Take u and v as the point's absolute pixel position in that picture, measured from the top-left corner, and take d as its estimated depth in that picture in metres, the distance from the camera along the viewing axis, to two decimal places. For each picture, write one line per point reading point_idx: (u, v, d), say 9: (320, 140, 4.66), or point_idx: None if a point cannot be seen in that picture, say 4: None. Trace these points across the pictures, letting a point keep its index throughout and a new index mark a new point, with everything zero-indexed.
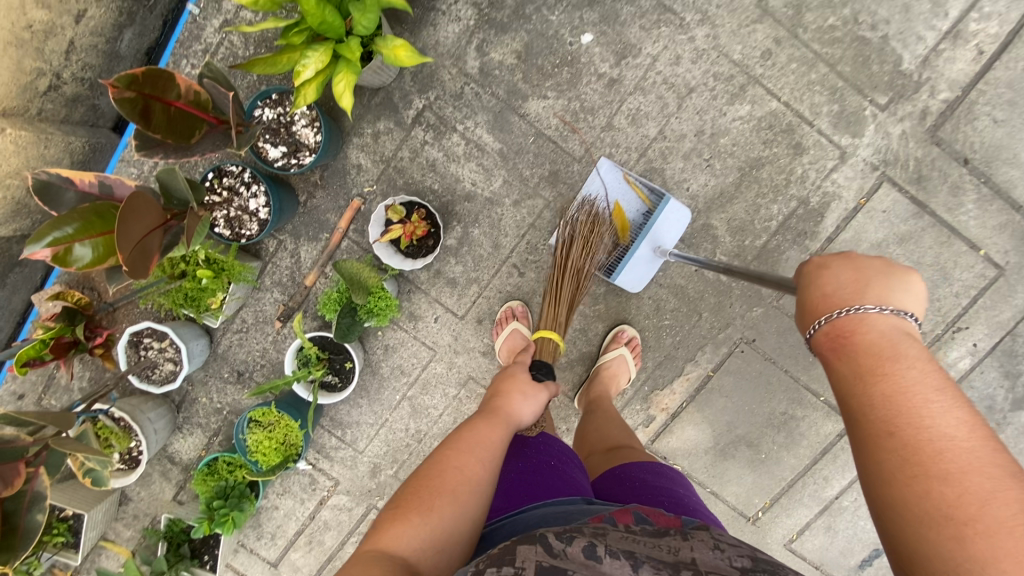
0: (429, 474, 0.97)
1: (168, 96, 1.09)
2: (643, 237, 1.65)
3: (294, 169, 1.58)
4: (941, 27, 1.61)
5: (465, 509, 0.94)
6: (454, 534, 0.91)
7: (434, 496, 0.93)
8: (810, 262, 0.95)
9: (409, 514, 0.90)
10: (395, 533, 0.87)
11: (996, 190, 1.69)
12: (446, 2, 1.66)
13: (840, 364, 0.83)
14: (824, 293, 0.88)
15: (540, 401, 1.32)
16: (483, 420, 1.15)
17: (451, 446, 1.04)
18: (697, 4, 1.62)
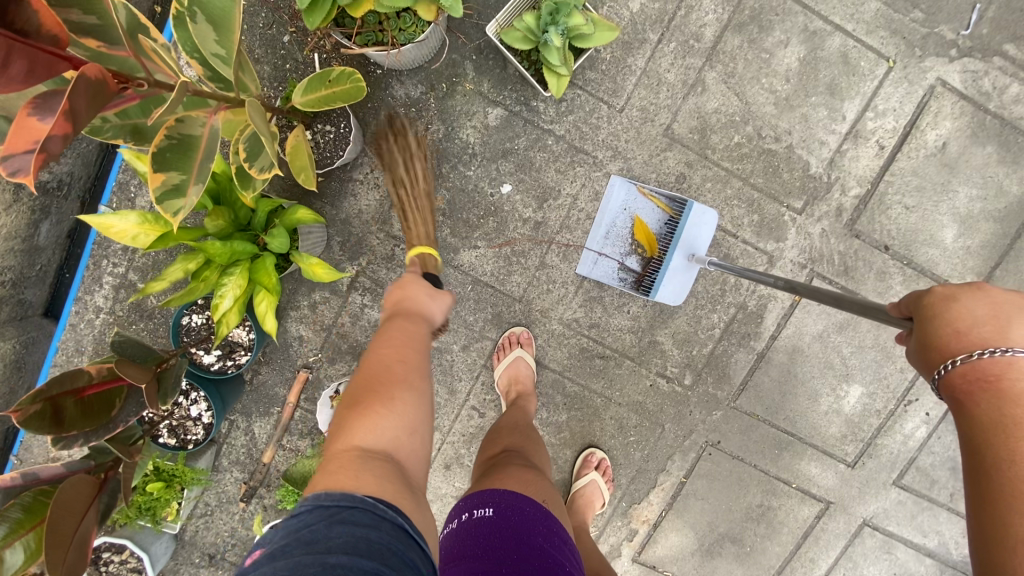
0: (374, 369, 0.98)
1: (80, 384, 1.06)
2: (677, 247, 1.63)
3: (231, 370, 1.55)
4: (840, 129, 1.66)
5: (421, 404, 0.97)
6: (417, 423, 0.96)
7: (390, 387, 0.96)
8: (932, 288, 0.82)
9: (372, 404, 0.93)
10: (364, 426, 0.91)
11: (920, 269, 1.74)
12: (362, 172, 1.66)
13: (978, 409, 0.73)
14: (957, 328, 0.76)
15: (444, 306, 1.18)
16: (397, 321, 1.08)
17: (386, 340, 1.03)
18: (607, 141, 1.66)
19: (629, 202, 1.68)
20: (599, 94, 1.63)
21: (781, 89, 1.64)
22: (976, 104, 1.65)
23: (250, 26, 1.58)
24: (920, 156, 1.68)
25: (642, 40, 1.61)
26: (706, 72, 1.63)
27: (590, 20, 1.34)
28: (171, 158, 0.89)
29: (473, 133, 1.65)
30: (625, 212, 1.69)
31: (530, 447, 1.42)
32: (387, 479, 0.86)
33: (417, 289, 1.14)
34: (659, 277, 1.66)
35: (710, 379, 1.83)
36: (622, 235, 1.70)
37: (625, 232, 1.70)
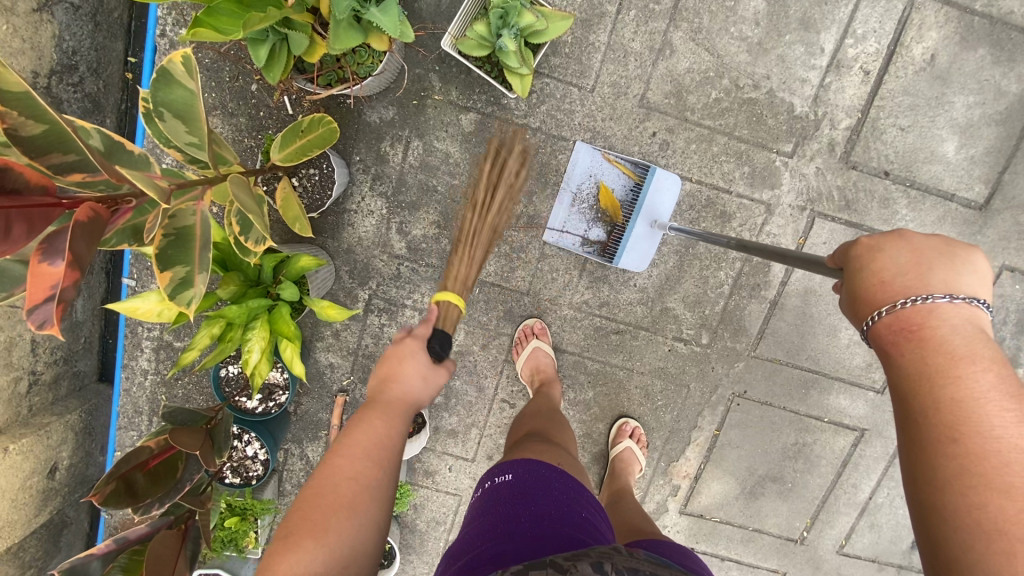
0: (321, 492, 0.95)
1: (144, 458, 1.19)
2: (638, 215, 1.64)
3: (275, 410, 1.67)
4: (821, 63, 1.61)
5: (363, 527, 0.94)
6: (354, 552, 0.91)
7: (330, 517, 0.92)
8: (859, 242, 0.88)
9: (304, 540, 0.88)
10: (291, 561, 0.86)
11: (924, 189, 1.71)
12: (355, 200, 1.70)
13: (906, 360, 0.78)
14: (880, 280, 0.83)
15: (437, 386, 1.17)
16: (374, 414, 1.08)
17: (343, 453, 1.00)
18: (584, 124, 1.65)
19: (594, 167, 1.68)
20: (567, 78, 1.62)
21: (752, 34, 1.59)
22: (960, 8, 1.59)
23: (218, 82, 1.62)
24: (909, 74, 1.62)
25: (600, 14, 1.58)
26: (672, 33, 1.59)
27: (541, 14, 1.33)
28: (173, 253, 0.96)
29: (451, 141, 1.67)
30: (589, 179, 1.69)
31: (551, 427, 1.42)
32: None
33: (410, 368, 1.13)
34: (621, 246, 1.67)
35: (727, 334, 1.86)
36: (586, 200, 1.71)
37: (588, 198, 1.71)
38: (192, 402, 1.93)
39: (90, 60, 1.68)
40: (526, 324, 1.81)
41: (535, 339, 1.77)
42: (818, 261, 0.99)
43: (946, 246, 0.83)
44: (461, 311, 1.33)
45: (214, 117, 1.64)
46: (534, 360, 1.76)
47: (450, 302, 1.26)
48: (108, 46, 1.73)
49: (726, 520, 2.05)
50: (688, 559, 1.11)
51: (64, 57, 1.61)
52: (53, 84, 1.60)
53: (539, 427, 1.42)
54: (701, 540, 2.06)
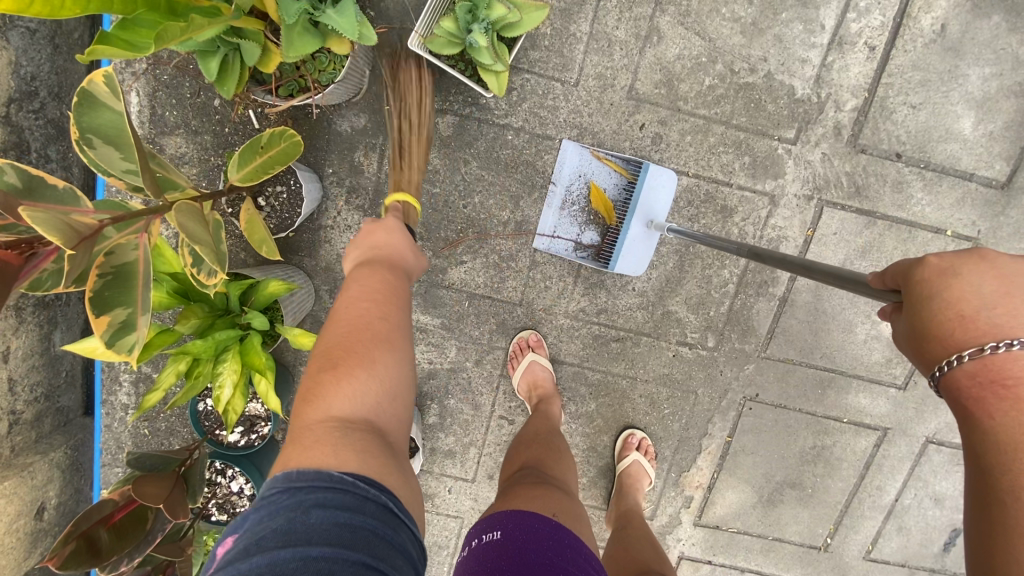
0: (352, 326, 0.94)
1: (109, 510, 1.10)
2: (633, 216, 1.54)
3: (259, 441, 1.59)
4: (821, 41, 1.49)
5: (403, 362, 0.96)
6: (398, 387, 0.93)
7: (372, 348, 0.92)
8: (926, 261, 0.78)
9: (352, 371, 0.88)
10: (341, 394, 0.86)
11: (940, 170, 1.59)
12: (331, 216, 1.60)
13: (995, 423, 0.70)
14: (961, 315, 0.74)
15: (419, 259, 1.18)
16: (378, 266, 1.07)
17: (359, 292, 0.99)
18: (570, 120, 1.55)
19: (583, 166, 1.57)
20: (548, 72, 1.51)
21: (745, 14, 1.47)
22: None
23: (179, 99, 1.52)
24: (918, 47, 1.50)
25: (580, 2, 1.46)
26: (658, 18, 1.47)
27: (513, 5, 1.22)
28: (111, 295, 0.86)
29: (429, 148, 1.56)
30: (579, 180, 1.59)
31: (549, 460, 1.31)
32: (370, 448, 0.83)
33: (399, 240, 1.14)
34: (616, 249, 1.58)
35: (735, 336, 1.74)
36: (577, 202, 1.61)
37: (579, 200, 1.60)
38: (177, 435, 1.84)
39: (50, 84, 1.58)
40: (520, 336, 1.71)
41: (531, 352, 1.67)
42: (850, 276, 0.87)
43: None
44: (419, 216, 1.33)
45: (177, 136, 1.54)
46: (530, 375, 1.66)
47: (406, 201, 1.26)
48: (65, 66, 1.63)
49: (744, 530, 1.94)
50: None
51: (26, 85, 1.51)
52: (13, 112, 1.50)
53: (536, 460, 1.31)
54: (718, 552, 1.95)
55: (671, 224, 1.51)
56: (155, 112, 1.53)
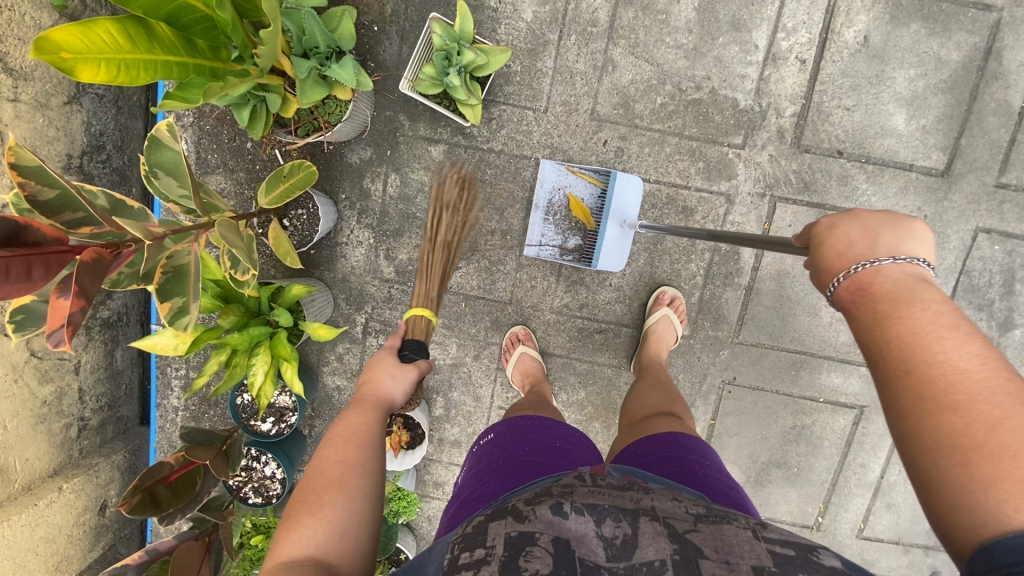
0: (314, 476, 1.07)
1: (166, 472, 1.34)
2: (609, 218, 1.74)
3: (287, 430, 1.83)
4: (756, 58, 1.71)
5: (356, 499, 1.04)
6: (355, 520, 1.01)
7: (324, 492, 1.03)
8: (817, 223, 0.95)
9: (302, 517, 0.98)
10: (293, 537, 0.95)
11: (880, 162, 1.76)
12: (345, 234, 1.87)
13: (861, 314, 0.84)
14: (838, 251, 0.89)
15: (409, 382, 1.40)
16: (354, 411, 1.26)
17: (332, 443, 1.15)
18: (542, 141, 1.80)
19: (561, 180, 1.79)
20: (521, 102, 1.78)
21: (686, 41, 1.71)
22: None
23: (220, 145, 1.85)
24: (845, 57, 1.70)
25: (544, 42, 1.73)
26: (611, 50, 1.73)
27: (481, 50, 1.50)
28: (171, 287, 1.14)
29: (425, 171, 1.84)
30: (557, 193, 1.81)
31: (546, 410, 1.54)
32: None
33: (382, 374, 1.37)
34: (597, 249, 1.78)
35: (708, 323, 1.91)
36: (559, 210, 1.82)
37: (562, 208, 1.82)
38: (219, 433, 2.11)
39: (115, 139, 1.95)
40: (511, 331, 1.92)
41: (522, 345, 1.87)
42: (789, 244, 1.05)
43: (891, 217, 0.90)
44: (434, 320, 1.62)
45: (217, 175, 1.87)
46: (523, 365, 1.84)
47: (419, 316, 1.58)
48: (128, 125, 2.00)
49: None
50: (682, 453, 1.22)
51: (94, 139, 1.87)
52: (86, 162, 1.86)
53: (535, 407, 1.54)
54: None
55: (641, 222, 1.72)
56: (201, 156, 1.87)
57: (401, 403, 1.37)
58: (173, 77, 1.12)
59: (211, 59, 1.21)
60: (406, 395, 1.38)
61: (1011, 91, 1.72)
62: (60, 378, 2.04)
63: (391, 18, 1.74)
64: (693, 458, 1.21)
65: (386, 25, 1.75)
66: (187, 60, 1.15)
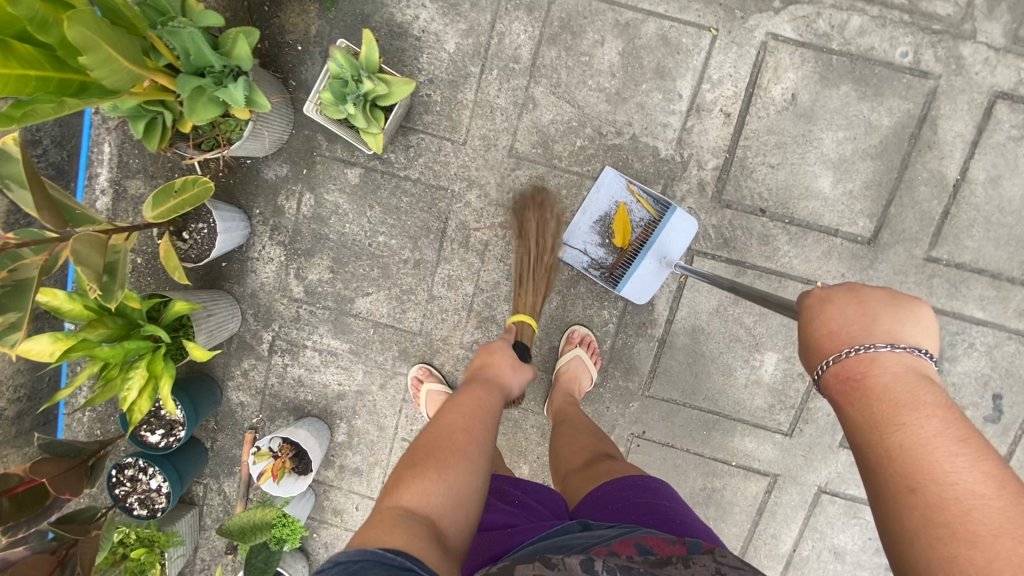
0: (439, 434, 1.21)
1: (11, 483, 1.32)
2: (648, 250, 1.63)
3: (175, 444, 1.79)
4: (680, 108, 1.67)
5: (475, 467, 1.16)
6: (470, 490, 1.13)
7: (450, 457, 1.15)
8: (811, 295, 0.94)
9: (430, 471, 1.11)
10: (421, 487, 1.08)
11: (804, 225, 1.69)
12: (256, 250, 1.85)
13: (853, 409, 0.82)
14: (829, 330, 0.88)
15: (523, 378, 1.54)
16: (477, 386, 1.41)
17: (454, 410, 1.29)
18: (459, 173, 1.77)
19: (618, 194, 1.68)
20: (440, 134, 1.75)
21: (609, 85, 1.68)
22: (816, 48, 1.62)
23: (144, 151, 1.85)
24: (771, 114, 1.65)
25: (465, 76, 1.71)
26: (533, 89, 1.70)
27: (384, 81, 1.48)
28: (10, 301, 1.14)
29: (340, 194, 1.81)
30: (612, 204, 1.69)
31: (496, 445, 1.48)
32: (426, 535, 0.98)
33: (503, 363, 1.51)
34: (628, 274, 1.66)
35: (619, 373, 1.84)
36: (601, 220, 1.70)
37: (603, 220, 1.70)
38: None
39: None
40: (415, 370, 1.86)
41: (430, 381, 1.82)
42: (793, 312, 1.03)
43: (892, 299, 0.89)
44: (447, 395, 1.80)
45: (138, 180, 1.87)
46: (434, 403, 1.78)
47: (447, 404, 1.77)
48: None
49: None
50: (656, 499, 1.13)
51: None
52: None
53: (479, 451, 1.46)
54: None
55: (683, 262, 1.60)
56: (123, 160, 1.87)
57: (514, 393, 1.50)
58: (26, 92, 1.10)
59: (83, 74, 1.20)
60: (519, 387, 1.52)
61: (945, 162, 1.64)
62: None
63: (316, 39, 1.72)
64: (668, 503, 1.13)
65: (310, 46, 1.73)
66: (51, 75, 1.14)
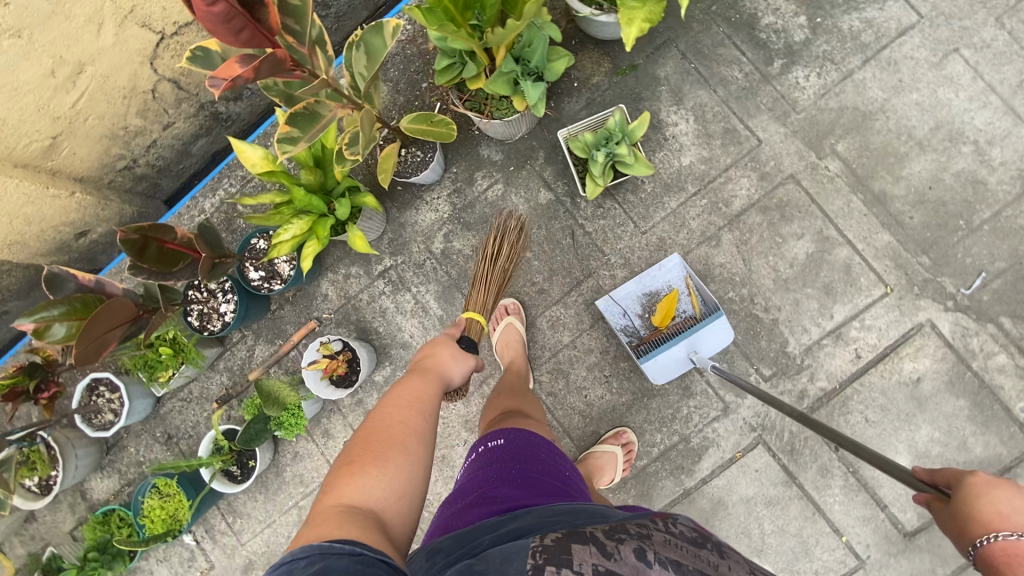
0: (378, 431, 1.26)
1: (165, 237, 1.45)
2: (683, 338, 1.77)
3: (264, 291, 1.90)
4: (825, 325, 1.84)
5: (414, 461, 1.23)
6: (411, 482, 1.19)
7: (389, 451, 1.21)
8: (977, 477, 1.06)
9: (370, 467, 1.16)
10: (360, 481, 1.13)
11: (862, 482, 1.81)
12: (430, 195, 2.05)
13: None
14: (1000, 511, 0.99)
15: (467, 369, 1.60)
16: (415, 378, 1.45)
17: (392, 403, 1.33)
18: (622, 251, 1.96)
19: (675, 280, 1.88)
20: (631, 213, 1.95)
21: (784, 270, 1.86)
22: (959, 357, 1.78)
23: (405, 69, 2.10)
24: (892, 380, 1.81)
25: (680, 187, 1.92)
26: (724, 232, 1.90)
27: (634, 154, 1.70)
28: (301, 121, 1.30)
29: (523, 202, 2.02)
30: (666, 287, 1.89)
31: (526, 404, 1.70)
32: (366, 526, 1.03)
33: (444, 352, 1.57)
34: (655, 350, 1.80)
35: (633, 492, 1.92)
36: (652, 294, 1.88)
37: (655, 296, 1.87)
38: None
39: None
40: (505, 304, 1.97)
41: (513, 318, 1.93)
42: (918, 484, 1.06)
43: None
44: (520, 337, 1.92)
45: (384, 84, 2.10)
46: (506, 337, 1.90)
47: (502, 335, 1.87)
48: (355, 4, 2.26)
49: None
50: None
51: None
52: None
53: (514, 406, 1.68)
54: None
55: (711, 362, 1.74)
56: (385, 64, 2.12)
57: (458, 382, 1.57)
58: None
59: None
60: (464, 377, 1.58)
61: None
62: (151, 122, 2.22)
63: (592, 85, 1.97)
64: None
65: (585, 88, 1.98)
66: None
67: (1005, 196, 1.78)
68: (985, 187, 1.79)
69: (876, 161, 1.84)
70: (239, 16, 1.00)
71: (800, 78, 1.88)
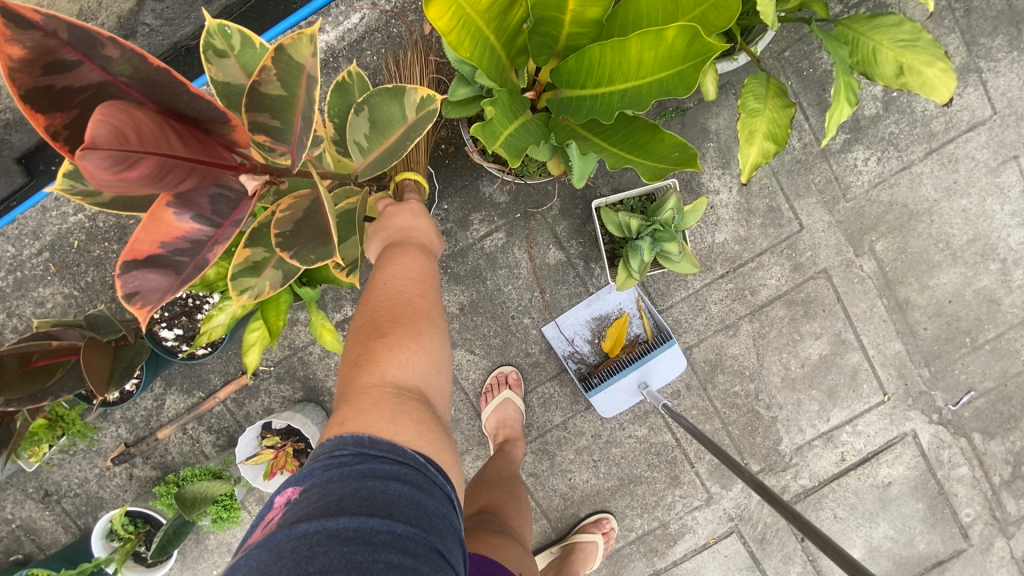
0: (396, 298, 0.94)
1: (33, 354, 0.99)
2: (634, 369, 1.61)
3: (181, 354, 1.42)
4: (819, 427, 1.79)
5: (444, 336, 0.97)
6: (444, 362, 0.96)
7: (419, 323, 0.93)
8: None
9: (404, 340, 0.89)
10: (397, 362, 0.87)
11: (817, 570, 1.87)
12: None
13: None
14: None
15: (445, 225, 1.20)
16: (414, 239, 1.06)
17: (405, 267, 0.99)
18: None
19: (626, 302, 1.67)
20: (649, 289, 1.69)
21: (793, 368, 1.76)
22: (929, 465, 1.82)
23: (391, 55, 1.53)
24: (867, 482, 1.82)
25: (707, 267, 1.68)
26: (743, 322, 1.72)
27: (681, 249, 1.39)
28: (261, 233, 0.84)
29: (526, 259, 1.65)
30: (616, 310, 1.68)
31: (508, 507, 1.39)
32: (426, 419, 0.86)
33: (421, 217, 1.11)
34: (605, 383, 1.63)
35: (603, 571, 1.87)
36: (603, 317, 1.68)
37: (607, 321, 1.68)
38: (99, 270, 1.63)
39: None
40: (502, 370, 1.70)
41: (509, 389, 1.67)
42: None
43: None
44: (517, 406, 1.66)
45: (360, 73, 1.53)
46: (499, 413, 1.65)
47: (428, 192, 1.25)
48: None
49: None
50: None
51: None
52: None
53: (495, 508, 1.37)
54: None
55: (662, 397, 1.59)
56: (360, 42, 1.54)
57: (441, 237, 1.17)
58: (459, 51, 0.84)
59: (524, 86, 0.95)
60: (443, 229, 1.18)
61: None
62: None
63: None
64: None
65: None
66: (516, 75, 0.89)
67: (1011, 318, 1.76)
68: (998, 307, 1.75)
69: (908, 266, 1.71)
70: (182, 163, 0.53)
71: (858, 161, 1.64)
